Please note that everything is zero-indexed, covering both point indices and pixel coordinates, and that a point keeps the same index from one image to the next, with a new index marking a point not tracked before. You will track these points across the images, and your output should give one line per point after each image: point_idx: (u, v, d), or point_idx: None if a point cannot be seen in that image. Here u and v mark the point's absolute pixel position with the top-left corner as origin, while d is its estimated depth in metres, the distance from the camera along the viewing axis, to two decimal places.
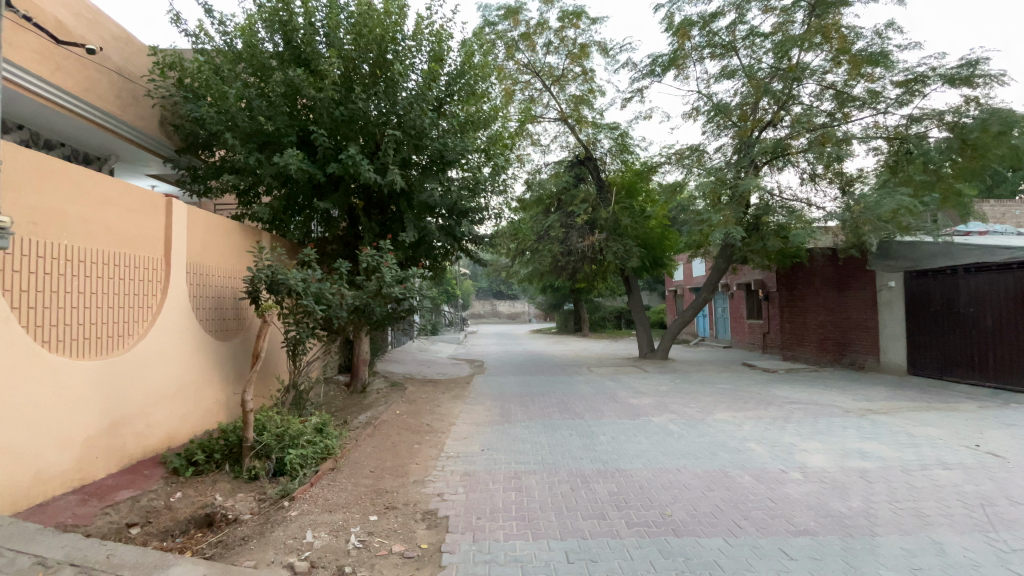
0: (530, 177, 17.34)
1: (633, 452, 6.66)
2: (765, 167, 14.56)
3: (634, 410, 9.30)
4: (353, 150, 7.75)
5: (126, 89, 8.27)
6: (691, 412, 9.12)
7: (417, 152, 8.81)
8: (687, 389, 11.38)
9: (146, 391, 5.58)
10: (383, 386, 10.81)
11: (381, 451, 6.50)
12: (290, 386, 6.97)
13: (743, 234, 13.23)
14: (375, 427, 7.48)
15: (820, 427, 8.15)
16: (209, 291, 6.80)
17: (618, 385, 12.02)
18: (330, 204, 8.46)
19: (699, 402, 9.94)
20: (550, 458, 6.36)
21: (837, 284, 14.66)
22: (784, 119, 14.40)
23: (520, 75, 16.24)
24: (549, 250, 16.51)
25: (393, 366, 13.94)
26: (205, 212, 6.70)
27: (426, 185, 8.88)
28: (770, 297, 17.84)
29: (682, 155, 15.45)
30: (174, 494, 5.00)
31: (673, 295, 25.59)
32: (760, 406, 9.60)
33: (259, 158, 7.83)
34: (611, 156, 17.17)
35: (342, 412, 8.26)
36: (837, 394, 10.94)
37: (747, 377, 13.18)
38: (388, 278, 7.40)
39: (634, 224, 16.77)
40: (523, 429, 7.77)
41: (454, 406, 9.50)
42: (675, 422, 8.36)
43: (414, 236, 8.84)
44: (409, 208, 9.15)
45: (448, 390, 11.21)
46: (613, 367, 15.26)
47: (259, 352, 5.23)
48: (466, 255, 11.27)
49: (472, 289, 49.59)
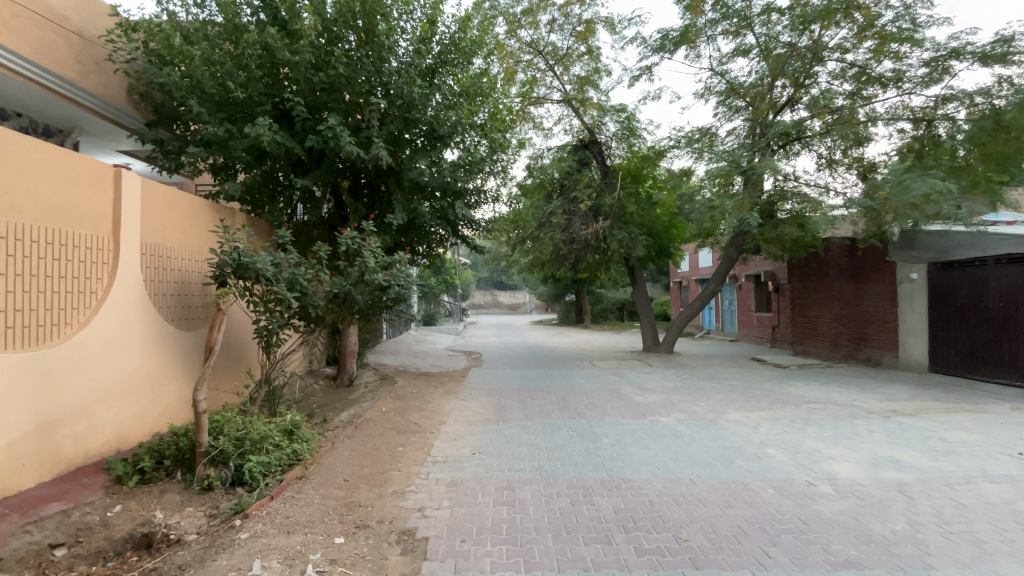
0: (532, 162, 16.57)
1: (642, 459, 5.98)
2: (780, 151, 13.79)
3: (640, 408, 8.62)
4: (333, 120, 7.00)
5: (87, 52, 7.50)
6: (701, 411, 8.45)
7: (407, 127, 8.04)
8: (695, 386, 10.71)
9: (89, 387, 4.89)
10: (371, 379, 10.15)
11: (360, 455, 5.83)
12: (262, 381, 6.33)
13: (759, 222, 12.48)
14: (356, 427, 6.82)
15: (844, 430, 7.48)
16: (168, 275, 6.09)
17: (622, 380, 11.35)
18: (310, 182, 7.74)
19: (710, 400, 9.26)
20: (548, 465, 5.67)
21: (854, 276, 13.88)
22: (802, 101, 13.60)
23: (522, 54, 15.41)
24: (551, 238, 15.78)
25: (385, 358, 13.27)
26: (163, 185, 5.99)
27: (416, 162, 8.14)
28: (781, 288, 17.10)
29: (692, 139, 14.66)
30: (113, 507, 4.33)
31: (678, 286, 24.88)
32: (776, 405, 8.92)
33: (230, 129, 7.11)
34: (617, 141, 16.40)
35: (323, 410, 7.60)
36: (856, 392, 10.23)
37: (758, 373, 12.48)
38: (371, 263, 6.63)
39: (640, 212, 16.01)
40: (520, 430, 7.10)
41: (447, 402, 8.84)
42: (684, 423, 7.70)
43: (404, 218, 8.10)
44: (398, 188, 8.43)
45: (441, 385, 10.54)
46: (616, 360, 14.57)
47: (213, 344, 4.54)
48: (463, 241, 10.55)
49: (472, 279, 48.92)
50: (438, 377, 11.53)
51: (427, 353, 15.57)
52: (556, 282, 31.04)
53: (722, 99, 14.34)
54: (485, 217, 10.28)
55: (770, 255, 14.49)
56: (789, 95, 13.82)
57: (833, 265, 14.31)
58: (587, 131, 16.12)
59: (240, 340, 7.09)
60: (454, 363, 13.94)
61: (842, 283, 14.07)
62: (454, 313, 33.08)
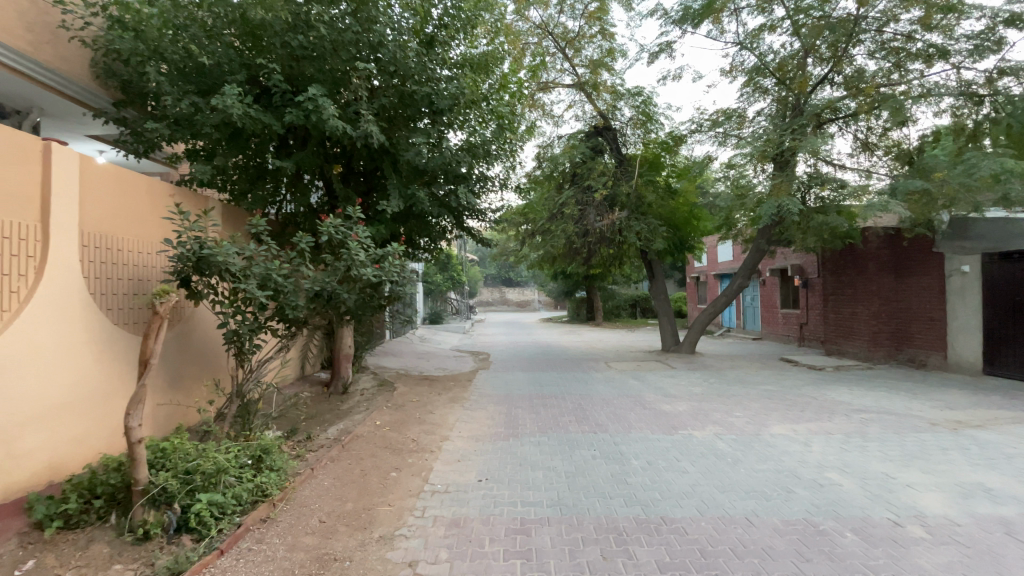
0: (541, 151, 15.55)
1: (681, 489, 4.98)
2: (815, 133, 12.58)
3: (669, 419, 7.60)
4: (314, 89, 6.02)
5: (39, 21, 6.59)
6: (739, 423, 7.42)
7: (402, 102, 7.08)
8: (726, 392, 9.65)
9: (7, 409, 3.96)
10: (368, 386, 9.20)
11: (344, 486, 4.88)
12: (234, 394, 5.51)
13: (797, 209, 11.32)
14: (344, 446, 5.87)
15: (912, 448, 6.41)
16: (118, 271, 5.15)
17: (644, 386, 10.31)
18: (292, 164, 6.82)
19: (746, 410, 8.20)
20: (569, 498, 4.69)
21: (895, 269, 12.70)
22: (836, 79, 12.41)
23: (530, 35, 14.34)
24: (563, 230, 14.69)
25: (385, 361, 12.30)
26: (108, 164, 5.06)
27: (412, 141, 7.15)
28: (810, 284, 15.91)
29: (715, 123, 13.53)
30: (22, 564, 3.40)
31: (695, 281, 23.76)
32: (823, 417, 7.85)
33: (195, 102, 6.10)
34: (632, 128, 15.29)
35: (308, 424, 6.70)
36: (909, 399, 9.12)
37: (792, 376, 11.38)
38: (359, 256, 5.58)
39: (660, 203, 14.91)
40: (533, 449, 6.13)
41: (451, 413, 7.85)
42: (723, 439, 6.67)
43: (400, 206, 7.14)
44: (394, 172, 7.44)
45: (445, 391, 9.58)
46: (635, 362, 13.50)
47: (149, 358, 3.61)
48: (468, 233, 9.58)
49: (479, 277, 47.88)
50: (442, 382, 10.56)
51: (431, 354, 14.58)
52: (567, 277, 29.97)
53: (746, 80, 13.25)
54: (491, 208, 9.34)
55: (803, 247, 13.33)
56: (822, 73, 12.63)
57: (870, 259, 13.03)
58: (601, 116, 15.01)
59: (201, 347, 6.17)
60: (460, 366, 12.95)
61: (881, 278, 12.86)
62: (462, 311, 32.13)
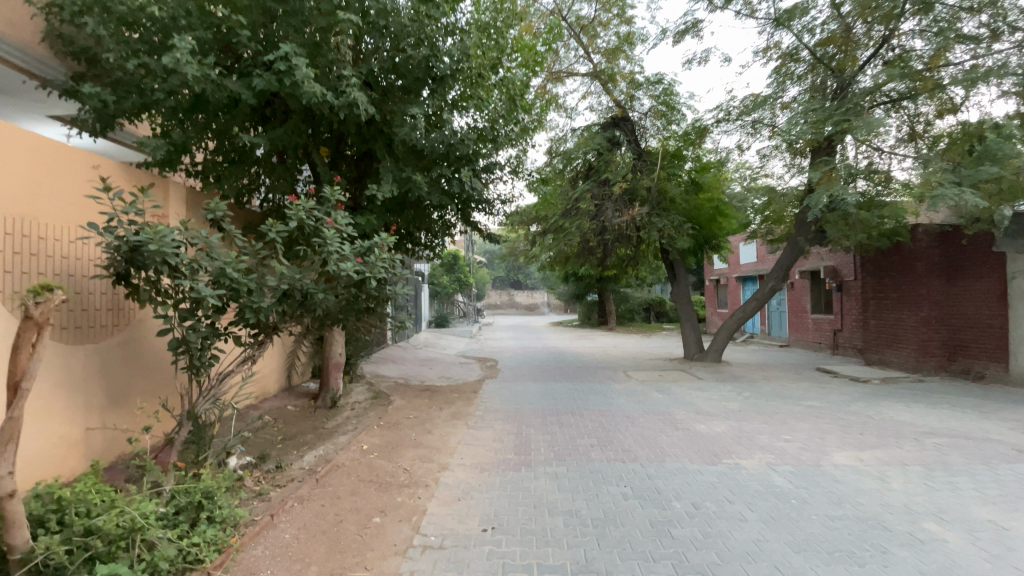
0: (553, 144, 14.48)
1: (744, 547, 3.86)
2: (874, 108, 10.95)
3: (709, 444, 6.48)
4: (286, 46, 5.00)
5: None
6: (794, 450, 6.29)
7: (397, 70, 6.10)
8: (767, 409, 8.47)
9: None
10: (361, 399, 8.15)
11: (311, 541, 3.80)
12: (186, 416, 4.53)
13: (848, 201, 10.06)
14: (320, 480, 4.82)
15: (1014, 487, 5.25)
16: (45, 263, 4.15)
17: (671, 400, 9.16)
18: (267, 140, 5.84)
19: (796, 432, 7.04)
20: (602, 563, 3.60)
21: (947, 271, 11.49)
22: (874, 65, 11.20)
23: (543, 17, 13.25)
24: (578, 227, 13.54)
25: (383, 369, 11.24)
26: (28, 133, 4.04)
27: (407, 114, 6.09)
28: (845, 287, 14.66)
29: (745, 112, 12.40)
30: None
31: (714, 285, 22.54)
32: (888, 442, 6.68)
33: (144, 63, 5.08)
34: (651, 119, 14.13)
35: (282, 450, 5.67)
36: (980, 419, 7.92)
37: (836, 389, 10.18)
38: (336, 248, 4.52)
39: (682, 198, 13.75)
40: (551, 484, 5.04)
41: (453, 433, 6.78)
42: (780, 472, 5.55)
43: (393, 191, 6.11)
44: (387, 154, 6.42)
45: (448, 404, 8.52)
46: (656, 371, 12.35)
47: (20, 382, 2.61)
48: (474, 228, 8.54)
49: (487, 280, 46.76)
50: (444, 393, 9.49)
51: (435, 361, 13.52)
52: (578, 280, 28.80)
53: (779, 65, 12.11)
54: (500, 199, 8.30)
55: (845, 246, 12.09)
56: (864, 57, 11.40)
57: (920, 258, 11.66)
58: (618, 106, 13.86)
59: (151, 356, 5.25)
60: (465, 374, 11.86)
61: (933, 281, 11.55)
62: (469, 314, 31.08)
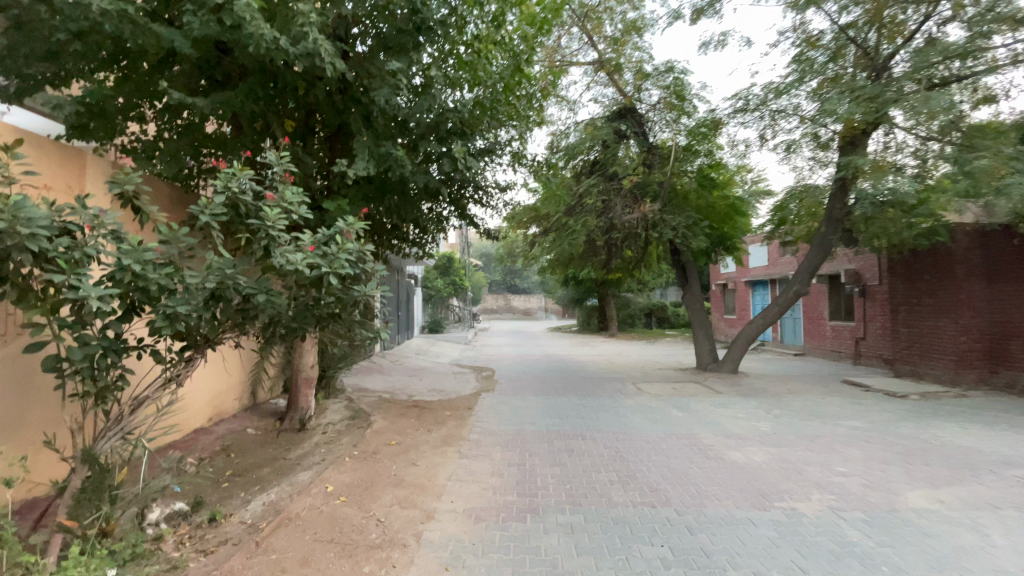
0: (556, 137, 13.38)
1: None
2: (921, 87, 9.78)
3: (753, 480, 5.34)
4: None
5: None
6: (857, 488, 5.17)
7: (377, 21, 5.02)
8: (805, 431, 7.35)
9: None
10: (337, 419, 6.97)
11: None
12: (81, 457, 3.36)
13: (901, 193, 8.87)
14: (260, 543, 3.65)
15: None
16: None
17: (692, 419, 8.04)
18: (212, 104, 4.72)
19: (851, 464, 5.91)
20: None
21: (987, 274, 10.51)
22: (902, 57, 10.23)
23: None
24: (584, 225, 12.42)
25: (367, 381, 10.07)
26: None
27: (386, 74, 4.98)
28: (869, 292, 13.66)
29: (764, 101, 11.36)
30: None
31: (721, 289, 21.59)
32: (964, 477, 5.57)
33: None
34: (660, 111, 13.08)
35: (224, 495, 4.47)
36: None
37: (874, 406, 9.09)
38: (279, 230, 3.38)
39: (695, 194, 12.63)
40: (567, 544, 3.88)
41: (441, 464, 5.62)
42: (850, 521, 4.42)
43: (370, 169, 4.99)
44: (364, 124, 5.31)
45: (439, 424, 7.34)
46: (668, 383, 11.24)
47: None
48: (470, 223, 7.42)
49: (482, 285, 45.57)
50: (435, 410, 8.33)
51: (425, 372, 12.35)
52: (577, 284, 27.72)
53: (802, 50, 11.09)
54: (500, 187, 7.22)
55: (878, 247, 11.02)
56: (888, 53, 10.46)
57: (958, 261, 10.60)
58: (625, 97, 12.78)
59: (49, 377, 4.07)
60: (458, 387, 10.67)
61: (975, 285, 10.53)
62: (465, 319, 29.94)
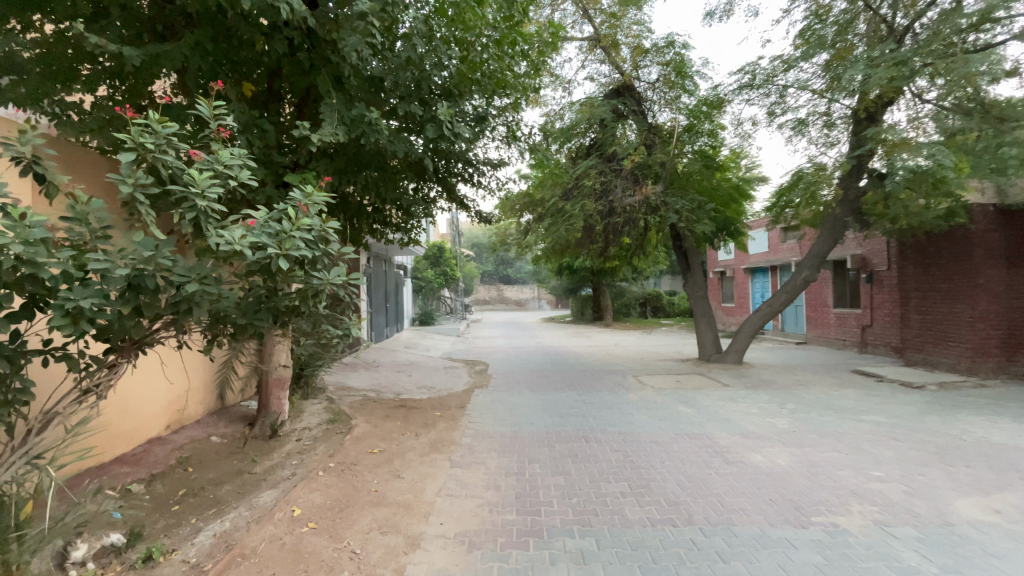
0: (550, 117, 12.61)
1: None
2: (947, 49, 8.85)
3: (782, 488, 4.72)
4: None
5: None
6: (900, 498, 4.57)
7: None
8: (826, 428, 6.77)
9: None
10: (314, 424, 6.26)
11: None
12: None
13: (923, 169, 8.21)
14: None
15: None
16: None
17: (703, 416, 7.44)
18: (145, 55, 3.92)
19: (886, 467, 5.32)
20: None
21: (1006, 257, 9.98)
22: (920, 27, 9.51)
23: None
24: (581, 209, 11.70)
25: (351, 379, 9.36)
26: None
27: (354, 22, 4.24)
28: (876, 278, 13.18)
29: (771, 77, 10.70)
30: None
31: (719, 277, 21.08)
32: (1013, 481, 4.99)
33: None
34: (660, 90, 12.36)
35: (171, 523, 3.77)
36: None
37: (892, 398, 8.54)
38: (211, 198, 2.67)
39: (698, 175, 11.92)
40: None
41: (429, 475, 4.95)
42: (903, 541, 3.81)
43: (338, 135, 4.28)
44: (332, 84, 4.57)
45: (427, 427, 6.66)
46: (672, 376, 10.64)
47: None
48: (458, 206, 6.73)
49: (474, 276, 44.77)
50: (423, 409, 7.65)
51: (415, 366, 11.67)
52: (572, 274, 27.08)
53: (813, 21, 10.38)
54: (492, 164, 6.55)
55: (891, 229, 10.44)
56: (904, 23, 9.76)
57: (977, 244, 10.04)
58: (622, 74, 12.04)
59: None
60: (449, 383, 9.99)
61: (993, 270, 10.01)
62: (457, 310, 29.20)
